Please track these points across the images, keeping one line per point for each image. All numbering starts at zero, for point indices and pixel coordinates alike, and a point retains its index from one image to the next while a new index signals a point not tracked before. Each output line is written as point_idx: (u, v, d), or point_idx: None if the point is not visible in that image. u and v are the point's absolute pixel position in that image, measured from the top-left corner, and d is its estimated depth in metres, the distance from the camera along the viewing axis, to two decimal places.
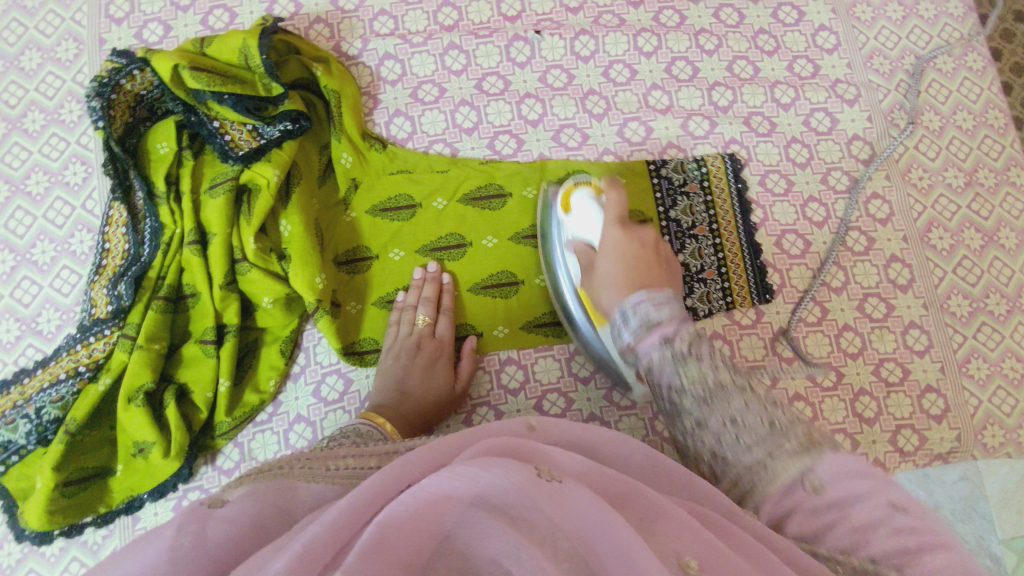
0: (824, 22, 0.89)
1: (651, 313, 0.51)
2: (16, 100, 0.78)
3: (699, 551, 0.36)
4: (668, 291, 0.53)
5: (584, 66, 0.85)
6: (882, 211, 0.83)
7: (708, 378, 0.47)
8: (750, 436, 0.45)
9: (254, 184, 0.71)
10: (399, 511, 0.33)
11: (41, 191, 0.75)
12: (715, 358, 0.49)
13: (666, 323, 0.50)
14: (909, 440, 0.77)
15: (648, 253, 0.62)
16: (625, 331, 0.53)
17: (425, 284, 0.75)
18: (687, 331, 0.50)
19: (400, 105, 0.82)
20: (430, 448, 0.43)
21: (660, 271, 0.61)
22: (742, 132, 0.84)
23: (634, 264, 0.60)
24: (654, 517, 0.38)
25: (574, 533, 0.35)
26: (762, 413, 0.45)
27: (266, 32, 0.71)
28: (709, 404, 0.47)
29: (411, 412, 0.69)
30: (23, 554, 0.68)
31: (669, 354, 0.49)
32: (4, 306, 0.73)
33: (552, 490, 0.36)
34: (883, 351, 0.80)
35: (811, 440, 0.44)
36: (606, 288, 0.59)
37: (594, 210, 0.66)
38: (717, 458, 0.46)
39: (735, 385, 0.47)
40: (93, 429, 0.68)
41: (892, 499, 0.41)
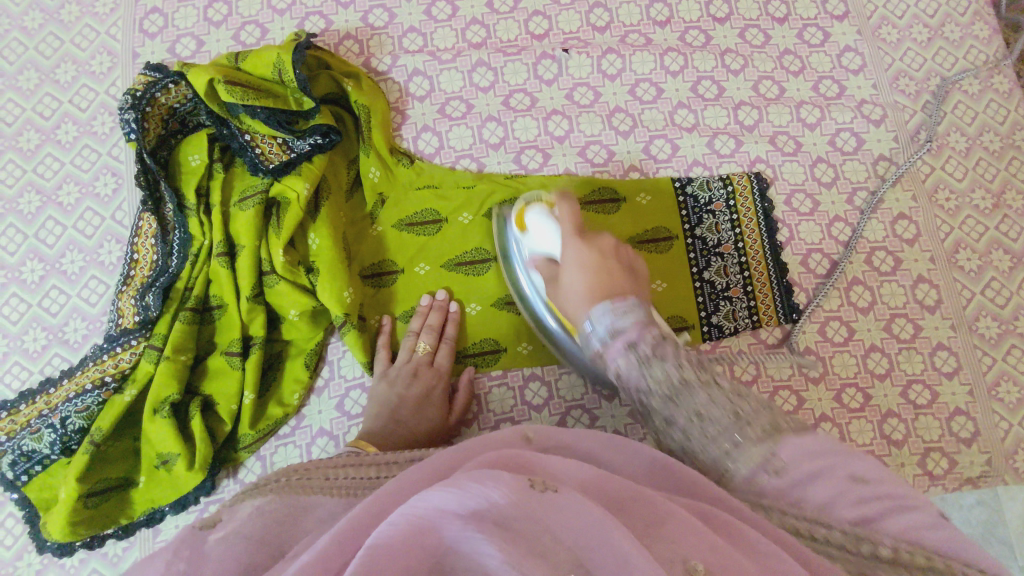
0: (849, 43, 0.89)
1: (619, 322, 0.53)
2: (50, 112, 0.79)
3: (704, 555, 0.37)
4: (633, 299, 0.55)
5: (610, 84, 0.85)
6: (909, 231, 0.83)
7: (673, 378, 0.49)
8: (715, 430, 0.46)
9: (284, 197, 0.72)
10: (391, 533, 0.33)
11: (71, 202, 0.76)
12: (680, 358, 0.50)
13: (629, 330, 0.53)
14: (939, 463, 0.76)
15: (609, 263, 0.61)
16: (594, 339, 0.55)
17: (431, 311, 0.74)
18: (651, 336, 0.52)
19: (428, 120, 0.83)
20: (427, 470, 0.44)
21: (624, 278, 0.60)
22: (767, 152, 0.85)
23: (597, 276, 0.60)
24: (657, 522, 0.39)
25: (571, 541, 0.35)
26: (728, 405, 0.47)
27: (301, 47, 0.73)
28: (674, 402, 0.48)
29: (401, 442, 0.66)
30: (43, 565, 0.67)
31: (633, 359, 0.51)
32: (32, 315, 0.73)
33: (546, 501, 0.36)
34: (912, 372, 0.79)
35: (774, 425, 0.45)
36: (572, 304, 0.60)
37: (549, 228, 0.66)
38: (687, 451, 0.48)
39: (699, 379, 0.49)
40: (117, 440, 0.68)
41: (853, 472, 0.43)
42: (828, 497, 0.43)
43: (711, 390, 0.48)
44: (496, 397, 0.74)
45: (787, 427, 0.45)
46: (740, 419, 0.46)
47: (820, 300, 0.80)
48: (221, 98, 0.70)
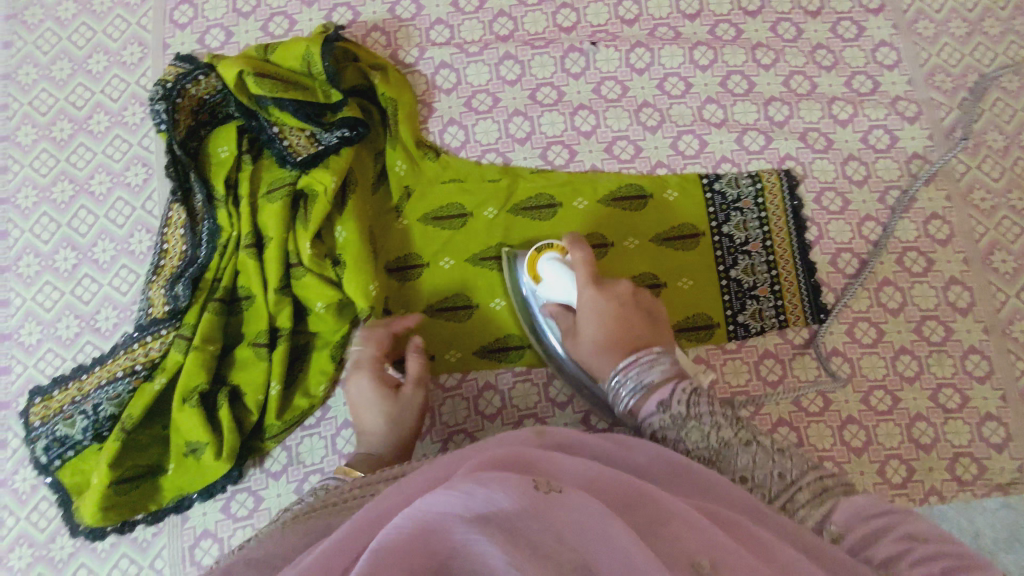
0: (884, 38, 0.87)
1: (647, 375, 0.58)
2: (83, 102, 0.80)
3: (709, 552, 0.38)
4: (658, 350, 0.60)
5: (639, 78, 0.84)
6: (942, 232, 0.81)
7: (710, 437, 0.53)
8: (763, 492, 0.50)
9: (311, 189, 0.72)
10: (397, 535, 0.33)
11: (103, 191, 0.77)
12: (715, 412, 0.54)
13: (662, 390, 0.57)
14: (967, 469, 0.75)
15: (630, 315, 0.65)
16: (624, 395, 0.59)
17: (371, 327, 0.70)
18: (682, 391, 0.56)
19: (454, 113, 0.82)
20: (429, 471, 0.46)
21: (642, 329, 0.64)
22: (798, 149, 0.83)
23: (620, 329, 0.63)
24: (664, 518, 0.40)
25: (575, 541, 0.35)
26: (769, 465, 0.51)
27: (329, 40, 0.73)
28: (715, 464, 0.52)
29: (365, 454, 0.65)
30: (75, 548, 0.69)
31: (668, 420, 0.55)
32: (64, 303, 0.74)
33: (549, 502, 0.36)
34: (942, 375, 0.77)
35: (822, 487, 0.49)
36: (600, 359, 0.64)
37: (565, 277, 0.67)
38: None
39: (738, 440, 0.53)
40: (147, 428, 0.69)
41: (911, 531, 0.44)
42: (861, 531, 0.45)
43: (752, 449, 0.52)
44: (519, 393, 0.74)
45: (832, 488, 0.49)
46: (785, 480, 0.50)
47: (849, 301, 0.79)
48: (250, 91, 0.71)
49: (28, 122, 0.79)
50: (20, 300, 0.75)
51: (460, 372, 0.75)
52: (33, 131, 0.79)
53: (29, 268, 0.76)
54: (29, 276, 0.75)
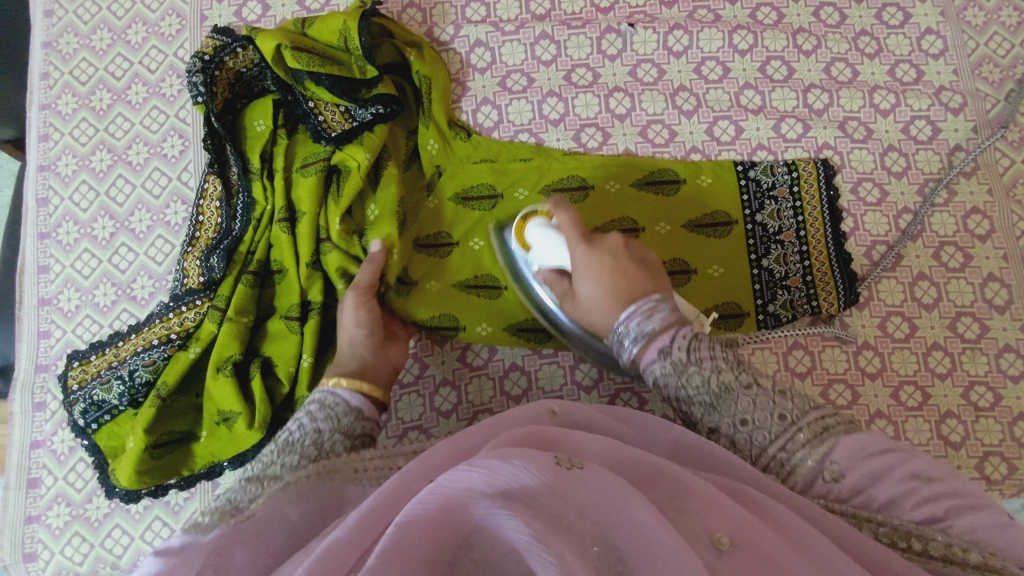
0: (931, 26, 0.85)
1: (647, 324, 0.56)
2: (122, 72, 0.80)
3: (730, 527, 0.37)
4: (656, 298, 0.58)
5: (676, 62, 0.83)
6: (982, 227, 0.79)
7: (711, 383, 0.52)
8: (761, 435, 0.49)
9: (344, 165, 0.73)
10: (420, 510, 0.33)
11: (140, 161, 0.78)
12: (717, 360, 0.53)
13: (660, 337, 0.56)
14: (997, 468, 0.73)
15: (627, 269, 0.62)
16: (624, 350, 0.58)
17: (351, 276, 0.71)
18: (683, 336, 0.55)
19: (488, 92, 0.82)
20: (454, 441, 0.46)
21: (640, 277, 0.61)
22: (836, 138, 0.81)
23: (616, 284, 0.61)
24: (683, 495, 0.39)
25: (594, 516, 0.35)
26: (769, 407, 0.50)
27: (366, 14, 0.72)
28: (716, 408, 0.52)
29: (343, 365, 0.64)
30: (110, 509, 0.71)
31: (669, 366, 0.54)
32: (102, 271, 0.76)
33: (571, 477, 0.36)
34: (975, 374, 0.76)
35: (823, 425, 0.48)
36: (599, 319, 0.62)
37: (554, 241, 0.64)
38: (739, 458, 0.52)
39: (738, 383, 0.52)
40: (181, 395, 0.71)
41: (916, 470, 0.44)
42: (890, 496, 0.43)
43: (752, 393, 0.51)
44: (546, 374, 0.74)
45: (834, 426, 0.48)
46: (785, 420, 0.49)
47: (881, 294, 0.78)
48: (287, 65, 0.70)
49: (68, 91, 0.80)
50: (59, 267, 0.76)
51: (487, 352, 0.75)
52: (73, 100, 0.80)
53: (68, 236, 0.77)
54: (68, 243, 0.77)
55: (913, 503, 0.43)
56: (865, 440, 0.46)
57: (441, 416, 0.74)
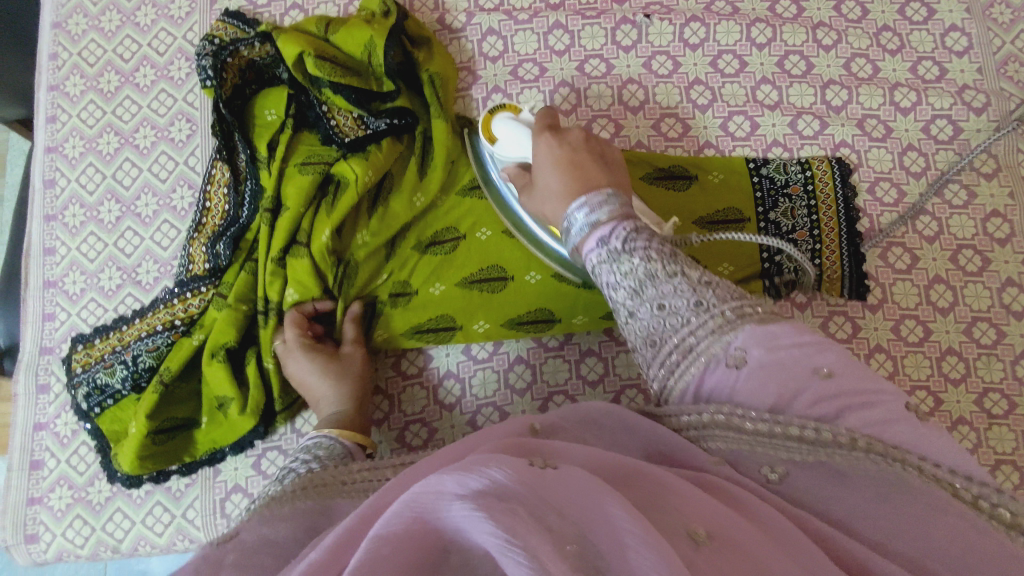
0: (955, 22, 0.83)
1: (595, 213, 0.51)
2: (130, 54, 0.80)
3: (707, 521, 0.35)
4: (609, 191, 0.53)
5: (692, 54, 0.81)
6: (1001, 231, 0.78)
7: (639, 269, 0.48)
8: (677, 324, 0.46)
9: (343, 176, 0.70)
10: (396, 523, 0.30)
11: (147, 145, 0.77)
12: (653, 248, 0.48)
13: (604, 224, 0.51)
14: (1009, 477, 0.72)
15: (586, 158, 0.58)
16: (571, 235, 0.53)
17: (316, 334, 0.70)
18: (624, 228, 0.50)
19: (499, 81, 0.81)
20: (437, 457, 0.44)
21: (597, 169, 0.57)
22: (854, 136, 0.80)
23: (569, 170, 0.57)
24: (659, 495, 0.38)
25: (571, 514, 0.33)
26: (690, 295, 0.46)
27: (394, 32, 0.72)
28: (640, 295, 0.48)
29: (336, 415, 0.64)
30: (112, 493, 0.71)
31: (605, 254, 0.49)
32: (107, 254, 0.75)
33: (543, 478, 0.34)
34: (989, 380, 0.74)
35: (737, 313, 0.45)
36: (550, 204, 0.58)
37: (518, 135, 0.65)
38: (649, 344, 0.48)
39: (664, 268, 0.47)
40: (184, 381, 0.70)
41: (817, 364, 0.43)
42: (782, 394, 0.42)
43: (675, 279, 0.47)
44: (550, 368, 0.74)
45: (751, 314, 0.45)
46: (699, 306, 0.46)
47: (895, 296, 0.76)
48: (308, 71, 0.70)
49: (76, 72, 0.80)
50: (65, 250, 0.76)
51: (491, 345, 0.74)
52: (81, 82, 0.80)
53: (74, 218, 0.77)
54: (74, 226, 0.77)
55: (806, 401, 0.42)
56: (778, 330, 0.44)
57: (444, 409, 0.73)
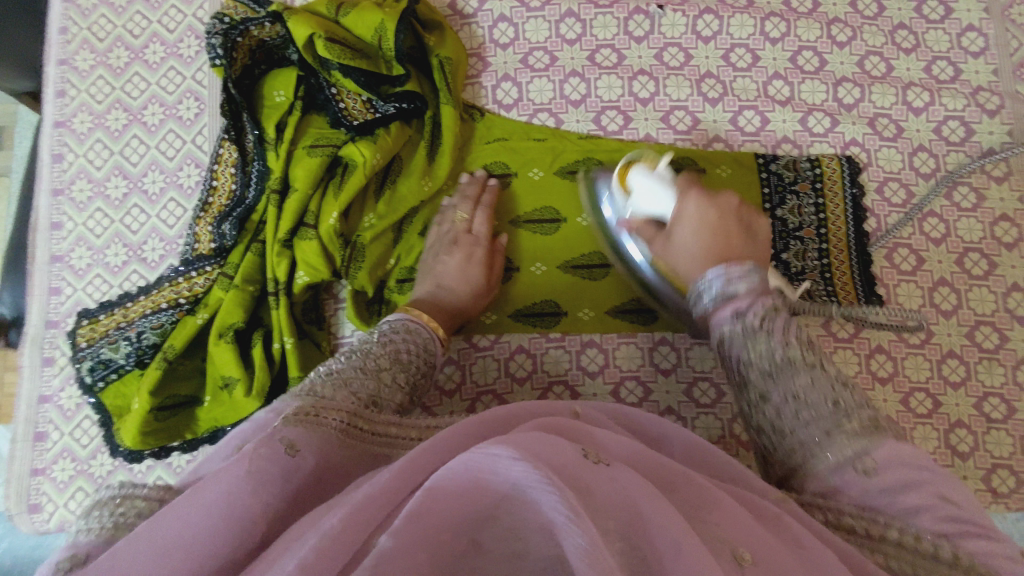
0: (973, 22, 0.82)
1: (732, 285, 0.55)
2: (140, 31, 0.79)
3: (753, 546, 0.37)
4: (751, 266, 0.57)
5: (704, 47, 0.81)
6: (1010, 235, 0.77)
7: (776, 353, 0.51)
8: (808, 414, 0.48)
9: (351, 159, 0.71)
10: (450, 478, 0.33)
11: (155, 123, 0.77)
12: (789, 334, 0.52)
13: (741, 298, 0.54)
14: (1005, 481, 0.72)
15: (728, 226, 0.62)
16: (704, 299, 0.57)
17: (470, 185, 0.74)
18: (762, 305, 0.54)
19: (509, 69, 0.80)
20: (490, 418, 0.45)
21: (739, 241, 0.61)
22: (865, 134, 0.79)
23: (713, 235, 0.61)
24: (707, 506, 0.39)
25: (620, 511, 0.34)
26: (827, 392, 0.49)
27: (405, 16, 0.71)
28: (774, 378, 0.50)
29: (442, 308, 0.68)
30: (114, 466, 0.72)
31: (740, 328, 0.53)
32: (114, 231, 0.76)
33: (595, 471, 0.36)
34: (989, 385, 0.74)
35: (873, 424, 0.47)
36: (687, 264, 0.61)
37: (656, 189, 0.65)
38: (776, 430, 0.50)
39: (803, 361, 0.50)
40: (187, 359, 0.71)
41: (944, 491, 0.44)
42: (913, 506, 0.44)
43: (813, 373, 0.50)
44: (551, 358, 0.74)
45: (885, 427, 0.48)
46: (838, 408, 0.48)
47: (900, 298, 0.76)
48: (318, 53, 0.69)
49: (86, 47, 0.80)
50: (71, 224, 0.76)
51: (494, 334, 0.75)
52: (90, 57, 0.79)
53: (81, 193, 0.77)
54: (82, 201, 0.77)
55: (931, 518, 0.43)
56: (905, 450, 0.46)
57: (444, 396, 0.74)
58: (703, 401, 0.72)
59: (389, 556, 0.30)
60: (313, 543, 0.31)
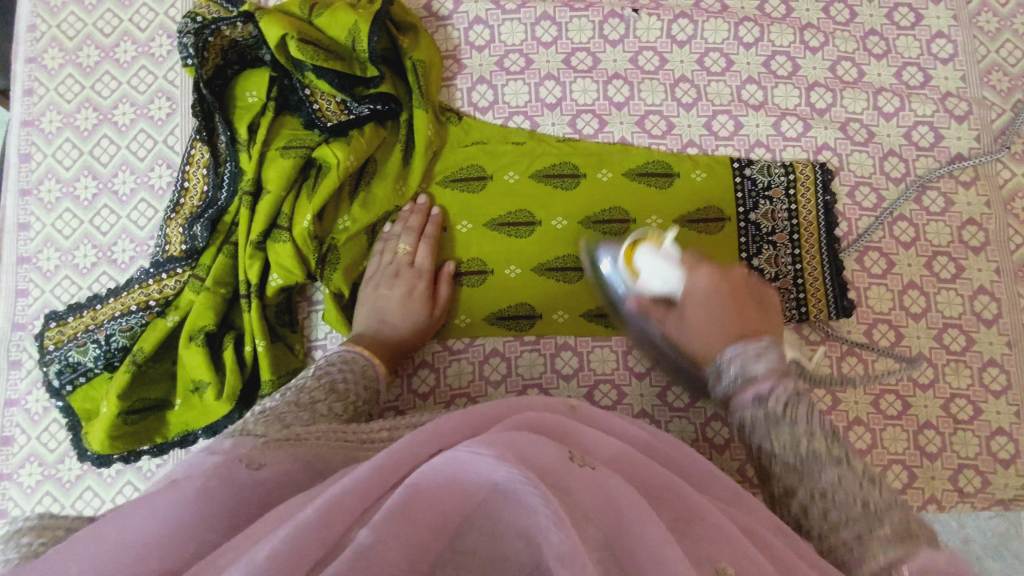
0: (941, 29, 0.83)
1: (752, 368, 0.53)
2: (110, 29, 0.78)
3: (734, 559, 0.36)
4: (767, 340, 0.55)
5: (679, 51, 0.81)
6: (977, 239, 0.78)
7: (800, 444, 0.49)
8: (837, 513, 0.47)
9: (325, 162, 0.71)
10: (433, 477, 0.34)
11: (126, 122, 0.76)
12: (813, 422, 0.50)
13: (762, 381, 0.52)
14: (971, 481, 0.74)
15: (741, 304, 0.61)
16: (723, 387, 0.55)
17: (412, 214, 0.74)
18: (784, 389, 0.51)
19: (484, 72, 0.80)
20: (470, 416, 0.46)
21: (752, 316, 0.60)
22: (836, 139, 0.80)
23: (729, 314, 0.60)
24: (691, 519, 0.39)
25: (597, 516, 0.35)
26: (856, 490, 0.47)
27: (379, 17, 0.70)
28: (800, 472, 0.49)
29: (387, 342, 0.69)
30: (82, 472, 0.71)
31: (761, 415, 0.51)
32: (83, 232, 0.75)
33: (576, 474, 0.37)
34: (957, 386, 0.75)
35: (908, 530, 0.44)
36: (706, 346, 0.59)
37: (663, 266, 0.64)
38: (804, 523, 0.49)
39: (831, 456, 0.48)
40: (158, 361, 0.70)
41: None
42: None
43: (841, 468, 0.48)
44: (525, 362, 0.74)
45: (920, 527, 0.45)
46: (869, 509, 0.46)
47: (870, 301, 0.77)
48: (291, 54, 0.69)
49: (55, 45, 0.79)
50: (39, 225, 0.75)
51: (469, 338, 0.75)
52: (59, 55, 0.78)
53: (50, 194, 0.76)
54: (50, 202, 0.76)
55: None
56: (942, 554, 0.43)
57: (418, 399, 0.74)
58: (676, 404, 0.73)
59: (369, 551, 0.30)
60: (289, 530, 0.30)
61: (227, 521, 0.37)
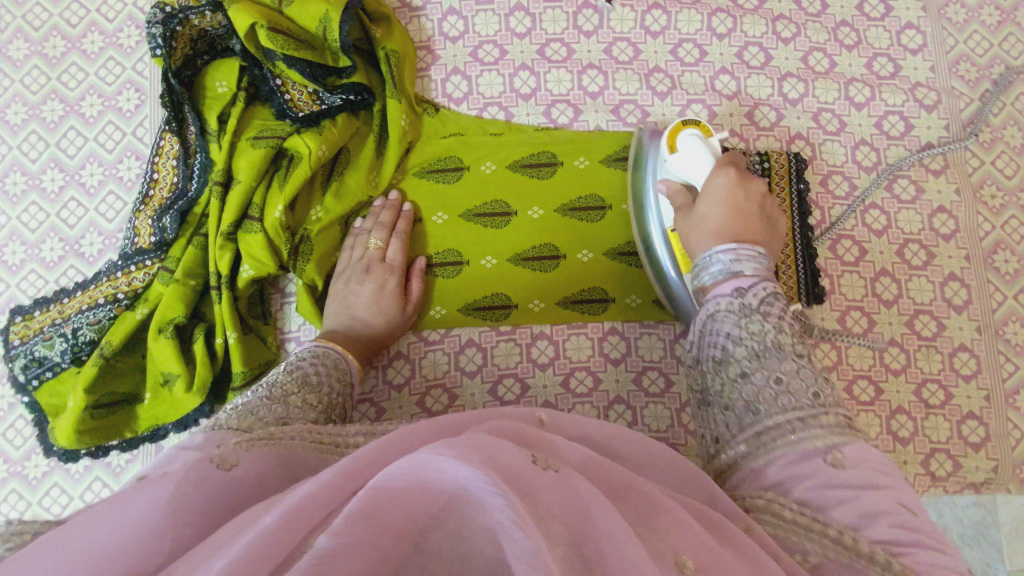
0: (911, 20, 0.84)
1: (739, 265, 0.57)
2: (77, 20, 0.77)
3: (696, 552, 0.36)
4: (760, 251, 0.58)
5: (653, 41, 0.82)
6: (947, 226, 0.79)
7: (766, 336, 0.52)
8: (788, 398, 0.49)
9: (296, 152, 0.70)
10: (396, 480, 0.31)
11: (94, 114, 0.75)
12: (782, 322, 0.53)
13: (745, 279, 0.56)
14: (943, 465, 0.74)
15: (754, 212, 0.61)
16: (707, 274, 0.58)
17: (383, 210, 0.73)
18: (763, 288, 0.55)
19: (458, 63, 0.80)
20: (438, 424, 0.44)
21: (757, 229, 0.61)
22: (809, 128, 0.81)
23: (737, 217, 0.60)
24: (651, 512, 0.38)
25: (562, 516, 0.34)
26: (808, 381, 0.50)
27: (350, 8, 0.69)
28: (760, 359, 0.51)
29: (360, 338, 0.68)
30: (49, 468, 0.69)
31: (737, 304, 0.54)
32: (49, 225, 0.73)
33: (541, 476, 0.36)
34: (928, 372, 0.76)
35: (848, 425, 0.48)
36: (704, 235, 0.61)
37: (700, 155, 0.64)
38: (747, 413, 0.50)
39: (790, 351, 0.52)
40: (126, 355, 0.69)
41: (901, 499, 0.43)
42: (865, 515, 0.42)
43: (800, 363, 0.51)
44: (501, 351, 0.74)
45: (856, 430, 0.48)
46: (818, 398, 0.48)
47: (843, 288, 0.78)
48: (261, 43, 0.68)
49: (20, 36, 0.77)
50: (5, 218, 0.74)
51: (445, 328, 0.75)
52: (24, 46, 0.77)
53: (16, 186, 0.75)
54: (15, 194, 0.74)
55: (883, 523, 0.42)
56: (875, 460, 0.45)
57: (393, 390, 0.73)
58: (652, 390, 0.73)
59: (328, 557, 0.28)
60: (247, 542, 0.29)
61: (173, 519, 0.35)
